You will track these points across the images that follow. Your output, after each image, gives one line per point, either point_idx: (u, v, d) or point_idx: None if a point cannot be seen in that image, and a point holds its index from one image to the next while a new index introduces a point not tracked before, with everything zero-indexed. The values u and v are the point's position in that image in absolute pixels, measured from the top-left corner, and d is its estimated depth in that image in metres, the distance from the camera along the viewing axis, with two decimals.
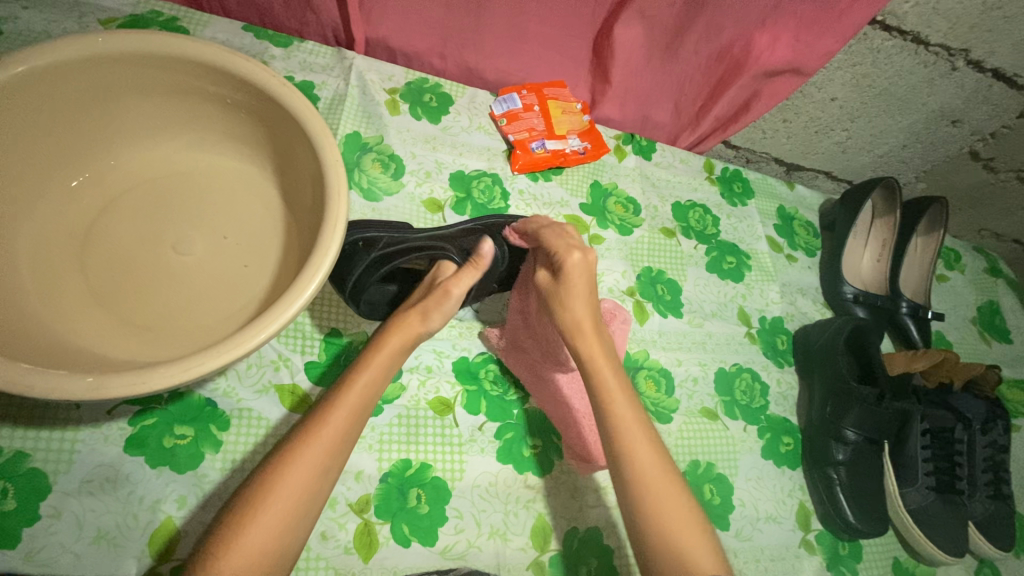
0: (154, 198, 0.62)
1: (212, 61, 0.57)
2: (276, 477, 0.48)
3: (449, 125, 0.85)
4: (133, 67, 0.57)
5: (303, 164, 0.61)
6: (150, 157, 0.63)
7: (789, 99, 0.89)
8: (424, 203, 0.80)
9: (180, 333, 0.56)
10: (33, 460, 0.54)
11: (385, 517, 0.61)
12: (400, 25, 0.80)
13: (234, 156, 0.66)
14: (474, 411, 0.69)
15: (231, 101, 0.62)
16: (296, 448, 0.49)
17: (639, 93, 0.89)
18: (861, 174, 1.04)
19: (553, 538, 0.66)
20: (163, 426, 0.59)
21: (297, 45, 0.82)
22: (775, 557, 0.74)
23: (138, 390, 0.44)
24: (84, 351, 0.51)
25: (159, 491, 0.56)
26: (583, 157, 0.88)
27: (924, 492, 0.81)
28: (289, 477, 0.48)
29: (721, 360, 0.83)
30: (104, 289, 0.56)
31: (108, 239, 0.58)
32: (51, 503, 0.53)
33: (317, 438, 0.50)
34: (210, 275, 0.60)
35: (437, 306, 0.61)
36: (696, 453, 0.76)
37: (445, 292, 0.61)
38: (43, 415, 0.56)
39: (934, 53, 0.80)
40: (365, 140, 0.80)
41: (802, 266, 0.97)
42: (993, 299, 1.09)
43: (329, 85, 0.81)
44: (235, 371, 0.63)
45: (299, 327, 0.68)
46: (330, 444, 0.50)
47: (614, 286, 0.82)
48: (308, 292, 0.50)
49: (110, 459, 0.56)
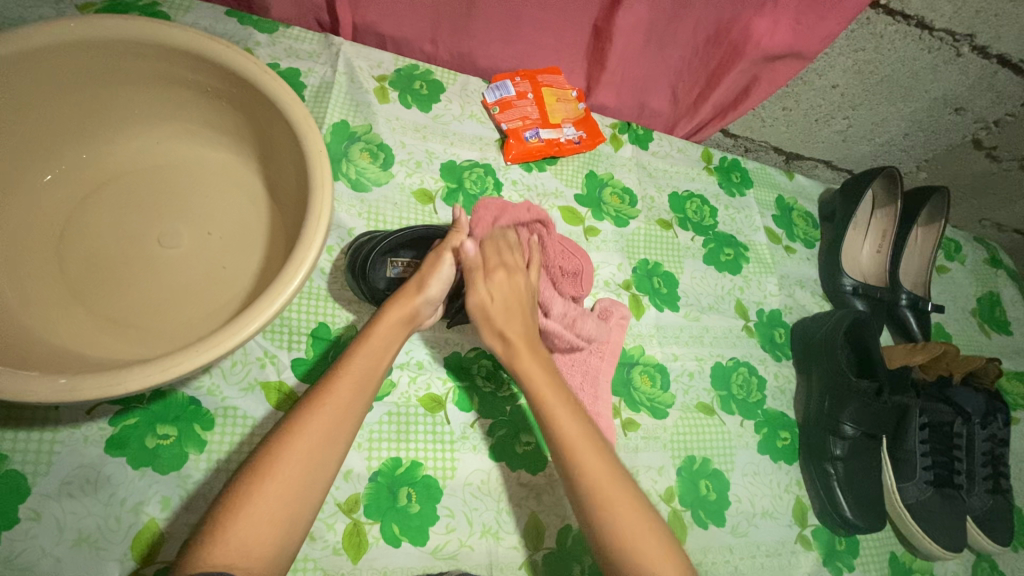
0: (135, 190, 0.60)
1: (190, 47, 0.55)
2: (268, 464, 0.47)
3: (440, 113, 0.83)
4: (107, 54, 0.54)
5: (288, 156, 0.59)
6: (129, 148, 0.61)
7: (789, 86, 0.86)
8: (415, 194, 0.78)
9: (160, 333, 0.54)
10: (11, 461, 0.53)
11: (375, 517, 0.60)
12: (389, 9, 0.77)
13: (217, 146, 0.64)
14: (466, 408, 0.68)
15: (212, 89, 0.60)
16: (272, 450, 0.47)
17: (636, 80, 0.87)
18: (861, 163, 1.02)
19: (546, 537, 0.65)
20: (146, 426, 0.57)
21: (282, 31, 0.79)
22: (771, 553, 0.73)
23: (112, 393, 0.43)
24: (61, 350, 0.50)
25: (141, 493, 0.55)
26: (578, 147, 0.85)
27: (922, 487, 0.80)
28: (279, 463, 0.47)
29: (718, 354, 0.82)
30: (82, 286, 0.54)
31: (86, 233, 0.56)
32: (30, 506, 0.52)
33: (309, 423, 0.49)
34: (191, 271, 0.58)
35: (433, 272, 0.60)
36: (692, 448, 0.74)
37: (438, 256, 0.61)
38: (22, 415, 0.54)
39: (939, 38, 0.78)
40: (353, 130, 0.77)
41: (801, 258, 0.96)
42: (994, 290, 1.08)
43: (315, 72, 0.79)
44: (220, 368, 0.62)
45: (286, 322, 0.66)
46: (322, 428, 0.49)
47: (609, 279, 0.81)
48: (290, 287, 0.49)
49: (91, 460, 0.55)
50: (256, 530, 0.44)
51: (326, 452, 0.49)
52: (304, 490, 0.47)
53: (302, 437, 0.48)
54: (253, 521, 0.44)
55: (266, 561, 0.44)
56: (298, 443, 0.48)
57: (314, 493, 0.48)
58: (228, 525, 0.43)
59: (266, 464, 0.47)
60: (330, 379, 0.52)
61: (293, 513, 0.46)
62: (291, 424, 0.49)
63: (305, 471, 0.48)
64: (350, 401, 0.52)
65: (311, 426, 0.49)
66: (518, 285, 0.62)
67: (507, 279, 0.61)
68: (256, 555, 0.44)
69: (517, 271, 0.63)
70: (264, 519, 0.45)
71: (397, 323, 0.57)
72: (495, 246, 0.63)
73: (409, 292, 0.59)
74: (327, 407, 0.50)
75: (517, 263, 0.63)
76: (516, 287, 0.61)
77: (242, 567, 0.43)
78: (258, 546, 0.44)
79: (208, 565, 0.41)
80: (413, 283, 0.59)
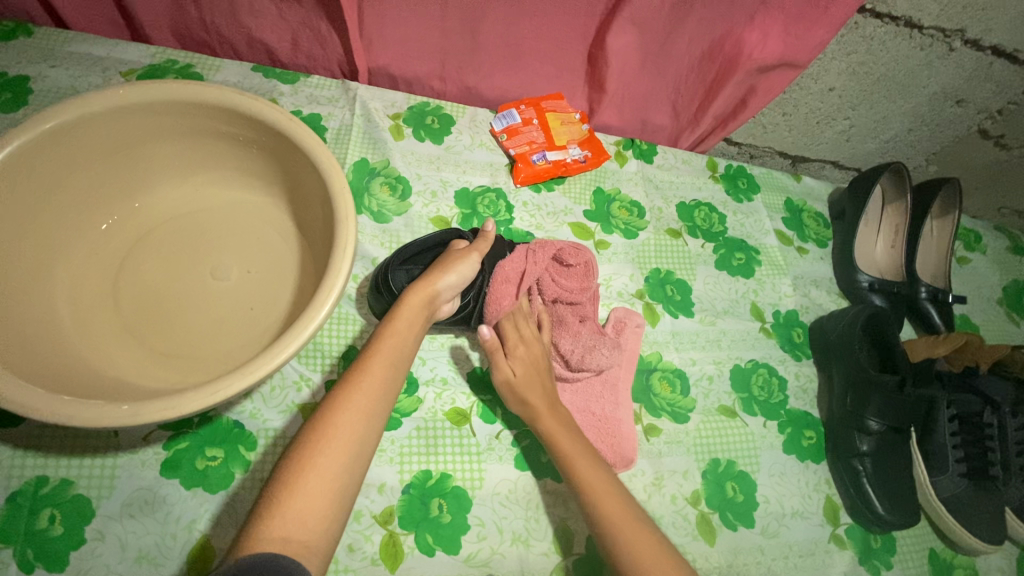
0: (176, 234, 0.66)
1: (225, 102, 0.61)
2: (315, 447, 0.50)
3: (452, 144, 0.88)
4: (151, 115, 0.61)
5: (314, 193, 0.65)
6: (172, 196, 0.67)
7: (786, 92, 0.89)
8: (432, 221, 0.82)
9: (205, 363, 0.59)
10: (78, 486, 0.58)
11: (409, 527, 0.62)
12: (399, 53, 0.84)
13: (248, 188, 0.70)
14: (491, 420, 0.71)
15: (243, 138, 0.66)
16: (301, 459, 0.49)
17: (636, 98, 0.91)
18: (868, 161, 1.04)
19: (575, 542, 0.67)
20: (195, 448, 0.62)
21: (304, 80, 0.86)
22: (804, 553, 0.73)
23: (168, 415, 0.47)
24: (120, 382, 0.55)
25: (193, 511, 0.59)
26: (585, 166, 0.89)
27: (957, 480, 0.79)
28: (325, 441, 0.51)
29: (737, 356, 0.83)
30: (136, 325, 0.60)
31: (137, 275, 0.62)
32: (95, 527, 0.56)
33: (347, 403, 0.53)
34: (230, 305, 0.63)
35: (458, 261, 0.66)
36: (715, 451, 0.75)
37: (467, 252, 0.68)
38: (87, 443, 0.60)
39: (929, 35, 0.79)
40: (372, 166, 0.83)
41: (815, 258, 0.97)
42: (1020, 278, 1.06)
43: (335, 115, 0.85)
44: (260, 393, 0.66)
45: (318, 346, 0.71)
46: (359, 403, 0.53)
47: (622, 290, 0.83)
48: (321, 313, 0.53)
49: (148, 482, 0.59)
50: (311, 503, 0.48)
51: (366, 426, 0.53)
52: (346, 475, 0.50)
53: (341, 411, 0.52)
54: (306, 495, 0.48)
55: (319, 533, 0.47)
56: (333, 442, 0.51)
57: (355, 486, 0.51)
58: (285, 498, 0.47)
59: (314, 440, 0.51)
60: (362, 357, 0.57)
61: (339, 504, 0.49)
62: (326, 411, 0.53)
63: (348, 444, 0.51)
64: (381, 397, 0.55)
65: (352, 405, 0.53)
66: (537, 354, 0.68)
67: (527, 353, 0.68)
68: (311, 527, 0.47)
69: (534, 341, 0.69)
70: (316, 490, 0.48)
71: (420, 306, 0.62)
72: (513, 319, 0.70)
73: (430, 279, 0.64)
74: (365, 388, 0.54)
75: (533, 333, 0.70)
76: (534, 357, 0.68)
77: (298, 539, 0.46)
78: (313, 514, 0.47)
79: (268, 539, 0.45)
80: (437, 268, 0.65)
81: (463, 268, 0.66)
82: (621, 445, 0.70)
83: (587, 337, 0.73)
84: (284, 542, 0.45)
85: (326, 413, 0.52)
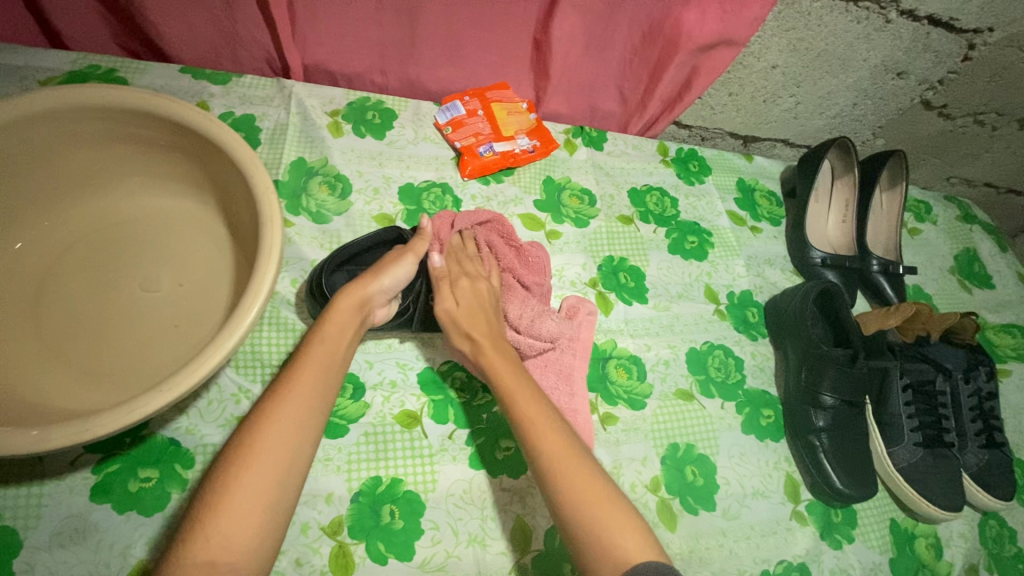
0: (99, 248, 0.63)
1: (138, 105, 0.58)
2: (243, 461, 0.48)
3: (394, 139, 0.86)
4: (61, 122, 0.57)
5: (240, 196, 0.62)
6: (92, 208, 0.64)
7: (730, 72, 0.88)
8: (375, 219, 0.80)
9: (132, 381, 0.56)
10: (1, 519, 0.55)
11: (360, 536, 0.61)
12: (334, 47, 0.81)
13: (174, 195, 0.67)
14: (443, 420, 0.69)
15: (163, 142, 0.63)
16: (227, 476, 0.47)
17: (581, 85, 0.89)
18: (817, 137, 1.04)
19: (534, 539, 0.65)
20: (128, 470, 0.59)
21: (236, 80, 0.83)
22: (766, 532, 0.72)
23: (82, 439, 0.45)
24: (37, 404, 0.52)
25: (128, 537, 0.56)
26: (533, 155, 0.88)
27: (912, 449, 0.80)
28: (254, 453, 0.48)
29: (691, 339, 0.83)
30: (58, 346, 0.56)
31: (57, 292, 0.59)
32: (21, 560, 0.53)
33: (277, 412, 0.51)
34: (159, 319, 0.60)
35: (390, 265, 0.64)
36: (674, 436, 0.75)
37: (400, 255, 0.65)
38: (9, 472, 0.57)
39: (865, 8, 0.79)
40: (310, 165, 0.81)
41: (768, 237, 0.97)
42: (970, 246, 1.08)
43: (269, 115, 0.82)
44: (196, 409, 0.63)
45: (257, 355, 0.68)
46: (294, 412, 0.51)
47: (575, 279, 0.82)
48: (247, 320, 0.51)
49: (78, 510, 0.56)
50: (238, 523, 0.45)
51: (298, 433, 0.51)
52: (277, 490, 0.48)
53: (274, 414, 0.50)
54: (236, 511, 0.46)
55: (250, 545, 0.45)
56: (259, 457, 0.48)
57: (285, 503, 0.49)
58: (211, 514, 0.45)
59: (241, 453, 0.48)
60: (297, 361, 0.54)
61: (271, 521, 0.47)
62: (256, 424, 0.51)
63: (282, 450, 0.49)
64: (311, 401, 0.53)
65: (284, 414, 0.51)
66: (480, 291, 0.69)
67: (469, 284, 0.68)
68: (240, 544, 0.45)
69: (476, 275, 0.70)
70: (246, 509, 0.46)
71: (352, 312, 0.60)
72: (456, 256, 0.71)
73: (361, 283, 0.61)
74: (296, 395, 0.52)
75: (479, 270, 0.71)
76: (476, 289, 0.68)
77: (226, 561, 0.44)
78: (241, 532, 0.45)
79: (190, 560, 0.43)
80: (370, 272, 0.63)
81: (398, 272, 0.64)
82: (577, 437, 0.69)
83: (535, 319, 0.72)
84: (209, 567, 0.43)
85: (254, 427, 0.50)
